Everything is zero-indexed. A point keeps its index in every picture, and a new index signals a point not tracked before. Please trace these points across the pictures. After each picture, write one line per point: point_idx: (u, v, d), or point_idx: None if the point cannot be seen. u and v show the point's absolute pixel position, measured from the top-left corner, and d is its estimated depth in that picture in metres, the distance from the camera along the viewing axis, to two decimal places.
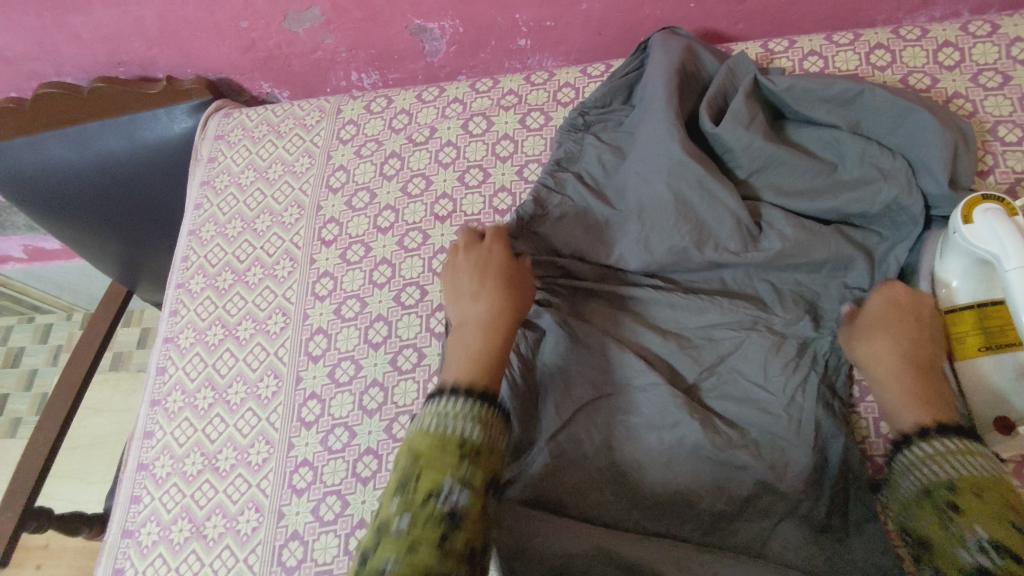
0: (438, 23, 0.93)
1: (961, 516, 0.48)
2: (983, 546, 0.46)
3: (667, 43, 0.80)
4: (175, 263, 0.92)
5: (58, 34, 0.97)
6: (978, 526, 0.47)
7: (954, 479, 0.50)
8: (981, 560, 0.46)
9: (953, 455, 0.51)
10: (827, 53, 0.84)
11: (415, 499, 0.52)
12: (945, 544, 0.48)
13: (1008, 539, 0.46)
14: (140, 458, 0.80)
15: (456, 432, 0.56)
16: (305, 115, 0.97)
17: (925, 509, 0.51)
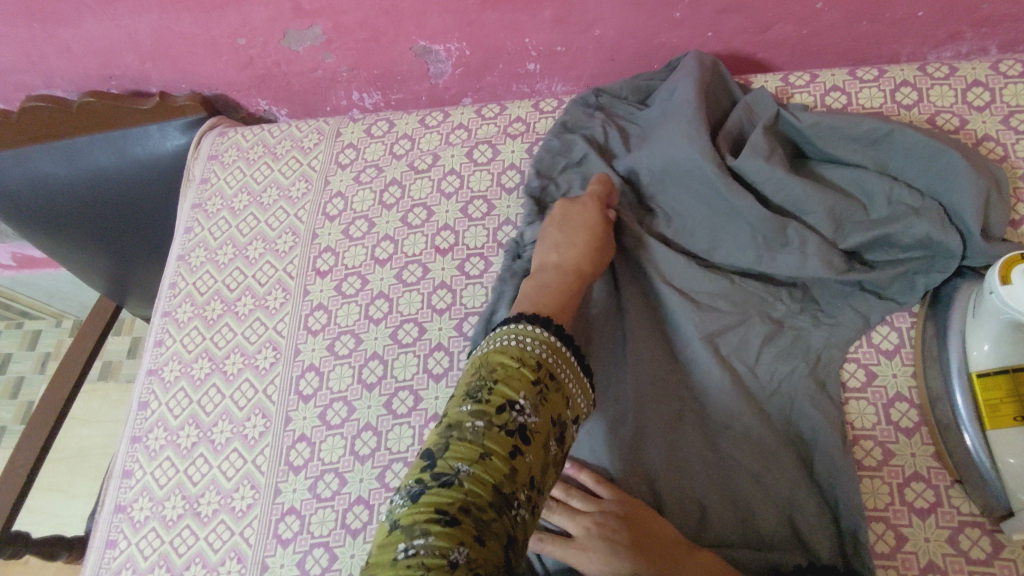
0: (444, 45, 0.89)
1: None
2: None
3: (699, 56, 0.78)
4: (163, 289, 0.88)
5: (46, 45, 0.93)
6: None
7: None
8: None
9: None
10: (850, 89, 0.80)
11: (490, 406, 0.47)
12: None
13: None
14: (118, 500, 0.76)
15: (529, 350, 0.52)
16: (303, 136, 0.93)
17: None
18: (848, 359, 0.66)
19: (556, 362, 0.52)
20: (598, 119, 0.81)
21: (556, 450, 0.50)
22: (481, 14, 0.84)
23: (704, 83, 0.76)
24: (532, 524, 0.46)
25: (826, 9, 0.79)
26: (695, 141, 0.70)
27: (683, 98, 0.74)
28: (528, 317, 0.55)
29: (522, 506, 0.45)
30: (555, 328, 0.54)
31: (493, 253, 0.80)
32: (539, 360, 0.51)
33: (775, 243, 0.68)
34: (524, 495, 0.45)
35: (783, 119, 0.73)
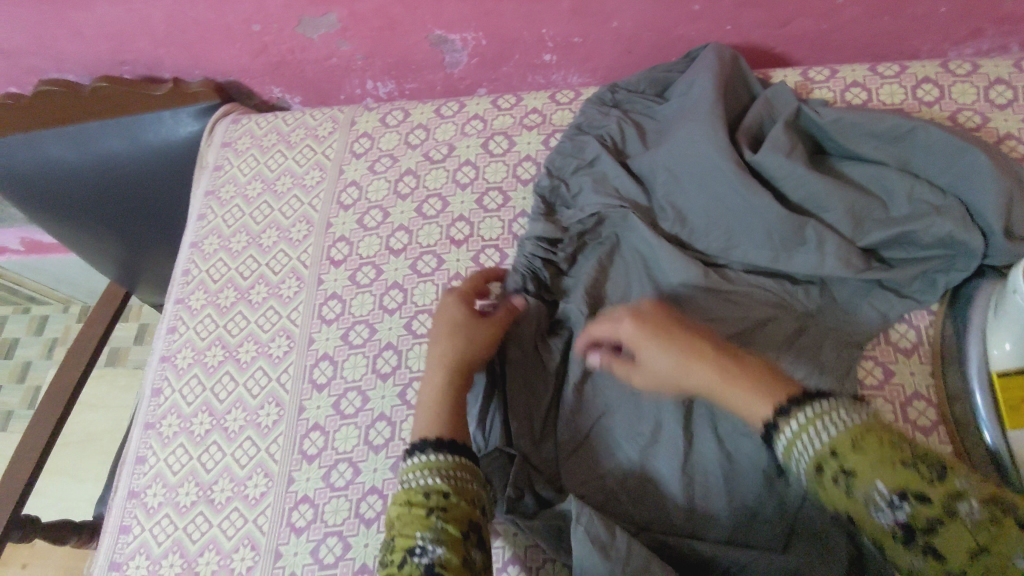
0: (461, 35, 0.89)
1: (858, 480, 0.46)
2: (892, 501, 0.45)
3: (720, 49, 0.77)
4: (175, 276, 0.88)
5: (59, 29, 0.93)
6: (877, 483, 0.45)
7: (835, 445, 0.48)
8: (897, 519, 0.44)
9: (829, 421, 0.49)
10: (870, 85, 0.80)
11: (393, 566, 0.51)
12: (862, 515, 0.46)
13: (904, 486, 0.44)
14: (131, 486, 0.76)
15: (421, 485, 0.55)
16: (317, 125, 0.92)
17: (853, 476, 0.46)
18: (866, 357, 0.66)
19: (451, 479, 0.55)
20: (613, 115, 0.81)
21: (482, 557, 0.52)
22: (499, 4, 0.84)
23: (724, 77, 0.76)
24: None
25: (847, 3, 0.79)
26: (715, 135, 0.70)
27: (702, 93, 0.74)
28: (426, 445, 0.59)
29: None
30: (447, 444, 0.58)
31: (508, 245, 0.79)
32: (430, 488, 0.55)
33: (792, 241, 0.67)
34: None
35: (805, 115, 0.73)
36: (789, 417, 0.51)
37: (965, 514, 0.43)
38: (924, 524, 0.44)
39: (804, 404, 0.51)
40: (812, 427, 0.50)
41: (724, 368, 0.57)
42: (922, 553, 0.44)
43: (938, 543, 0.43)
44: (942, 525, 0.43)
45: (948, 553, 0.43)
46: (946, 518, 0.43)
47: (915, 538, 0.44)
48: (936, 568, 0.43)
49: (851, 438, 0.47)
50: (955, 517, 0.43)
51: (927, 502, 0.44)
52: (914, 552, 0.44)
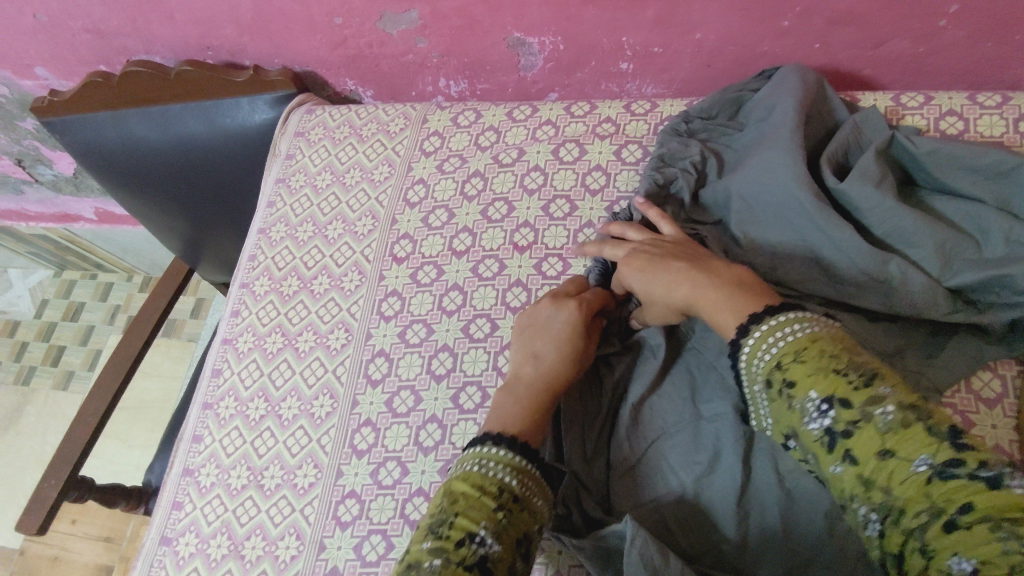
0: (539, 38, 0.87)
1: (796, 389, 0.48)
2: (820, 409, 0.47)
3: (803, 71, 0.74)
4: (242, 260, 0.90)
5: (151, 12, 0.96)
6: (812, 391, 0.47)
7: (780, 357, 0.50)
8: (824, 422, 0.46)
9: (792, 328, 0.50)
10: (968, 114, 0.75)
11: (448, 542, 0.49)
12: (798, 421, 0.48)
13: (834, 389, 0.46)
14: (186, 463, 0.78)
15: (493, 477, 0.54)
16: (389, 120, 0.93)
17: (801, 385, 0.48)
18: (943, 404, 0.63)
19: (524, 484, 0.54)
20: (695, 147, 0.78)
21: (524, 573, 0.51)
22: (581, 9, 0.82)
23: (807, 102, 0.72)
24: None
25: (949, 26, 0.75)
26: (796, 161, 0.68)
27: (782, 120, 0.71)
28: (497, 436, 0.58)
29: None
30: (529, 449, 0.57)
31: (573, 255, 0.78)
32: (504, 486, 0.54)
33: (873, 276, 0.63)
34: None
35: (897, 142, 0.69)
36: (748, 332, 0.52)
37: (878, 418, 0.44)
38: (843, 428, 0.45)
39: (765, 316, 0.52)
40: (766, 339, 0.51)
41: (699, 287, 0.58)
42: (844, 458, 0.45)
43: (854, 448, 0.45)
44: (858, 429, 0.45)
45: (863, 458, 0.44)
46: (861, 423, 0.45)
47: (838, 444, 0.46)
48: (854, 472, 0.45)
49: (795, 350, 0.49)
50: (871, 419, 0.44)
51: (849, 407, 0.45)
52: (837, 458, 0.46)
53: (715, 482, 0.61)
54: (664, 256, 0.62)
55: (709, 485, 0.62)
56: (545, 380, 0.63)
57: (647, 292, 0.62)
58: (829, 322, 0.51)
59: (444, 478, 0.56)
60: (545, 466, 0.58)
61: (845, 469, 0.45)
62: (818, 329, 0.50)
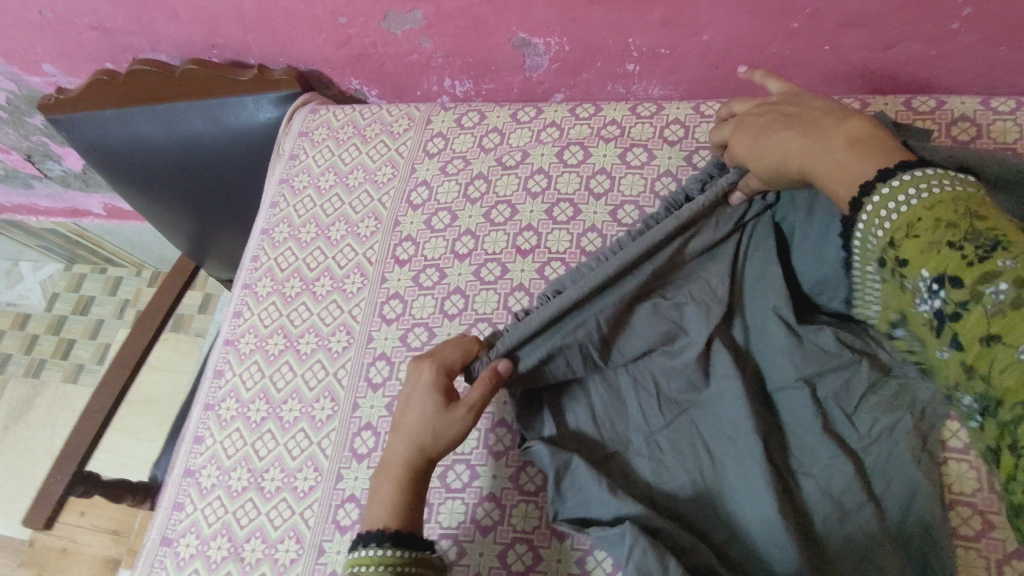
0: (545, 39, 0.87)
1: (909, 269, 0.46)
2: (931, 289, 0.44)
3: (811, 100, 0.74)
4: (245, 260, 0.90)
5: (157, 11, 0.96)
6: (922, 270, 0.45)
7: (891, 232, 0.47)
8: (934, 302, 0.45)
9: (909, 192, 0.46)
10: (981, 120, 0.74)
11: None
12: (911, 299, 0.47)
13: (943, 269, 0.43)
14: (187, 464, 0.78)
15: None
16: (393, 121, 0.92)
17: (911, 262, 0.46)
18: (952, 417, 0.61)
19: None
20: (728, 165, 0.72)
21: None
22: (587, 10, 0.81)
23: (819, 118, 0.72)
24: None
25: (962, 30, 0.73)
26: None
27: None
28: (366, 539, 0.56)
29: None
30: (402, 539, 0.55)
31: (575, 259, 0.77)
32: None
33: None
34: None
35: (911, 151, 0.68)
36: (858, 207, 0.50)
37: (988, 299, 0.41)
38: (952, 311, 0.43)
39: (880, 182, 0.48)
40: (880, 209, 0.48)
41: (813, 148, 0.54)
42: (951, 343, 0.44)
43: (960, 333, 0.43)
44: (965, 312, 0.42)
45: (968, 343, 0.43)
46: (970, 306, 0.42)
47: (947, 326, 0.44)
48: (958, 358, 0.44)
49: (906, 225, 0.46)
50: (979, 302, 0.41)
51: (958, 287, 0.43)
52: (944, 342, 0.45)
53: (720, 484, 0.61)
54: (774, 124, 0.59)
55: (713, 488, 0.62)
56: (405, 458, 0.59)
57: (759, 165, 0.60)
58: (970, 186, 0.46)
59: None
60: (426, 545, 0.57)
61: (950, 352, 0.44)
62: (944, 192, 0.45)
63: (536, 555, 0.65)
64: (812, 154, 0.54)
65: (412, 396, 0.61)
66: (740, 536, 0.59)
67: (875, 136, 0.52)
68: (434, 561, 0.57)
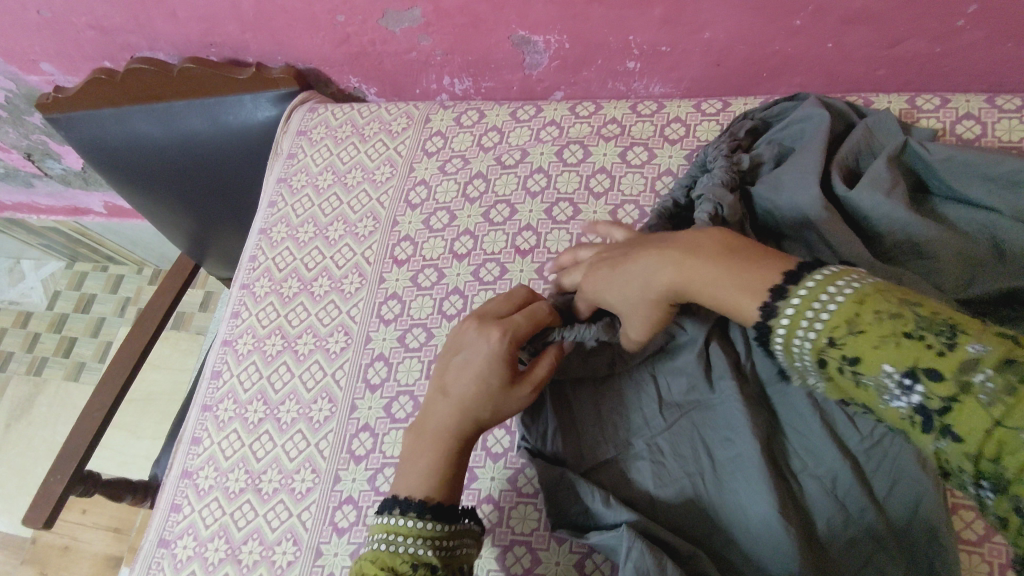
0: (544, 36, 0.86)
1: (863, 365, 0.41)
2: (902, 385, 0.39)
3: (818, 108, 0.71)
4: (243, 260, 0.90)
5: (154, 9, 0.95)
6: (881, 364, 0.40)
7: (829, 331, 0.43)
8: (910, 398, 0.39)
9: (834, 283, 0.44)
10: (986, 118, 0.73)
11: None
12: (875, 399, 0.41)
13: (911, 358, 0.39)
14: (185, 465, 0.78)
15: (406, 553, 0.53)
16: (392, 120, 0.92)
17: (865, 359, 0.41)
18: None
19: (441, 553, 0.54)
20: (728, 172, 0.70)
21: None
22: (587, 8, 0.80)
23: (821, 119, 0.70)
24: None
25: (968, 27, 0.72)
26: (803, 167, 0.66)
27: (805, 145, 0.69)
28: (403, 504, 0.56)
29: None
30: (443, 513, 0.55)
31: None
32: (417, 561, 0.53)
33: None
34: None
35: (911, 149, 0.67)
36: (778, 312, 0.46)
37: (976, 387, 0.36)
38: (939, 405, 0.38)
39: (791, 287, 0.46)
40: (803, 318, 0.44)
41: (683, 264, 0.52)
42: (945, 435, 0.38)
43: (954, 425, 0.37)
44: (956, 403, 0.37)
45: (968, 435, 0.37)
46: (959, 398, 0.37)
47: (933, 421, 0.38)
48: (960, 451, 0.37)
49: (845, 321, 0.42)
50: (967, 390, 0.37)
51: (937, 379, 0.38)
52: (936, 436, 0.38)
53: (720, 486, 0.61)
54: (629, 253, 0.58)
55: (714, 491, 0.61)
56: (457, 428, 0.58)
57: (628, 294, 0.57)
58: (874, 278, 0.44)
59: (356, 561, 0.55)
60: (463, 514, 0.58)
61: (952, 446, 0.38)
62: (867, 287, 0.43)
63: (534, 558, 0.64)
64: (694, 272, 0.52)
65: (465, 363, 0.59)
66: (738, 540, 0.58)
67: (738, 244, 0.52)
68: (471, 530, 0.57)
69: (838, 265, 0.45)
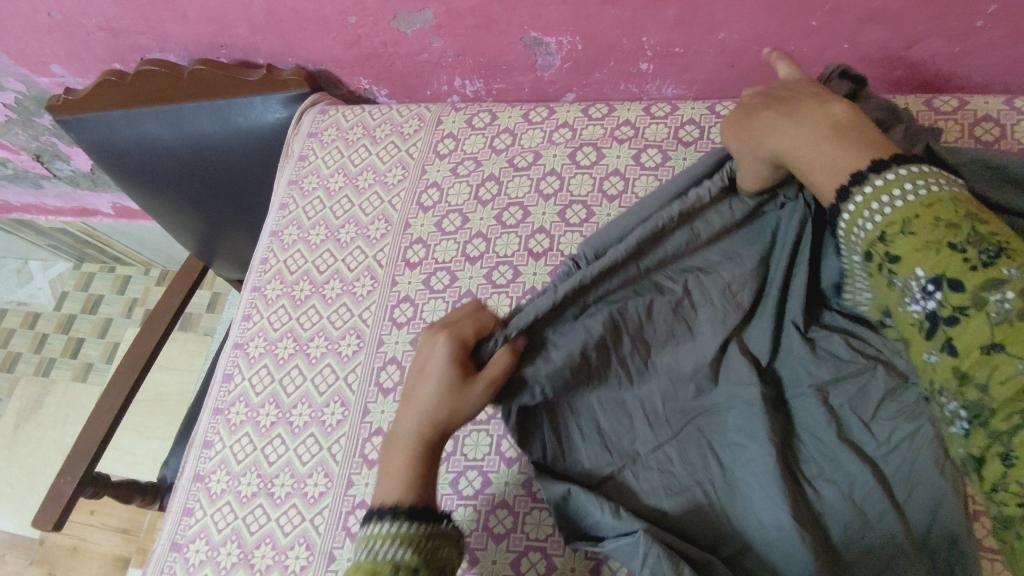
0: (556, 38, 0.85)
1: (900, 266, 0.47)
2: (925, 289, 0.46)
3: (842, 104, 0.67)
4: (254, 263, 0.89)
5: (165, 11, 0.95)
6: (916, 267, 0.46)
7: (883, 228, 0.48)
8: (925, 305, 0.46)
9: (917, 180, 0.48)
10: (1006, 120, 0.72)
11: None
12: (897, 295, 0.48)
13: (941, 267, 0.45)
14: (197, 469, 0.77)
15: (387, 559, 0.51)
16: (403, 122, 0.91)
17: (903, 260, 0.47)
18: None
19: (421, 554, 0.52)
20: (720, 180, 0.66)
21: None
22: (600, 9, 0.80)
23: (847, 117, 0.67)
24: None
25: (986, 27, 0.71)
26: None
27: None
28: (380, 512, 0.54)
29: None
30: (420, 513, 0.54)
31: None
32: (400, 564, 0.51)
33: None
34: None
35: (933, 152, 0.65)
36: (850, 196, 0.50)
37: (992, 307, 0.43)
38: (948, 314, 0.45)
39: (873, 174, 0.49)
40: (874, 203, 0.49)
41: (795, 138, 0.55)
42: (942, 348, 0.45)
43: (956, 338, 0.44)
44: (965, 318, 0.44)
45: (964, 350, 0.44)
46: (970, 312, 0.44)
47: (939, 330, 0.45)
48: (950, 364, 0.45)
49: (903, 220, 0.47)
50: (982, 309, 0.43)
51: (958, 290, 0.44)
52: (934, 345, 0.46)
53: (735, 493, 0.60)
54: (759, 109, 0.59)
55: (724, 495, 0.61)
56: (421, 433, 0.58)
57: (748, 151, 0.60)
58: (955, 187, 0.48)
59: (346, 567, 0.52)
60: (444, 516, 0.55)
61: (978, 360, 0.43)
62: (939, 193, 0.47)
63: (549, 565, 0.64)
64: (808, 149, 0.54)
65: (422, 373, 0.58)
66: (753, 545, 0.58)
67: (862, 124, 0.53)
68: (455, 535, 0.55)
69: (923, 167, 0.49)
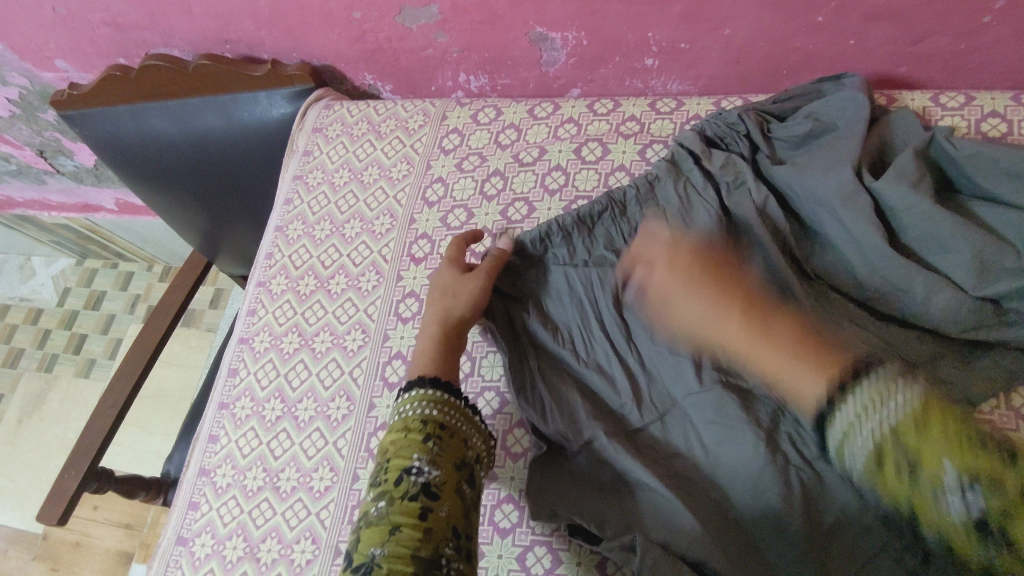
0: (562, 33, 0.85)
1: (924, 463, 0.47)
2: (965, 494, 0.46)
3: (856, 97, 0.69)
4: (259, 258, 0.90)
5: (170, 6, 0.95)
6: (945, 461, 0.46)
7: (881, 424, 0.50)
8: (967, 508, 0.46)
9: (887, 394, 0.51)
10: (1012, 116, 0.72)
11: (389, 483, 0.53)
12: (916, 496, 0.48)
13: (968, 463, 0.46)
14: (202, 463, 0.78)
15: (417, 416, 0.58)
16: (408, 117, 0.92)
17: (913, 433, 0.48)
18: (980, 420, 0.59)
19: (446, 414, 0.58)
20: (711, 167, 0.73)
21: (471, 493, 0.55)
22: (606, 4, 0.80)
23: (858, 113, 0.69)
24: (467, 568, 0.50)
25: (993, 23, 0.71)
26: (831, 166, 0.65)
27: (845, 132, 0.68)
28: (418, 383, 0.61)
29: (452, 556, 0.49)
30: (442, 384, 0.61)
31: None
32: (428, 419, 0.57)
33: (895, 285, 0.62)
34: (448, 548, 0.50)
35: (938, 144, 0.66)
36: (829, 415, 0.56)
37: (960, 512, 0.46)
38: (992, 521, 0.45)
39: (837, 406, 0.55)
40: (851, 419, 0.53)
41: None
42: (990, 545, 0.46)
43: (925, 466, 0.47)
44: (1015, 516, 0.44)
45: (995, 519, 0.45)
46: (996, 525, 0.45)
47: (982, 527, 0.45)
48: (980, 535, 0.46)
49: (884, 454, 0.50)
50: (993, 472, 0.45)
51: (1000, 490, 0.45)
52: (967, 531, 0.46)
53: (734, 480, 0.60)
54: None
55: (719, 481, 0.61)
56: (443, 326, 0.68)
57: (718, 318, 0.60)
58: (924, 386, 0.51)
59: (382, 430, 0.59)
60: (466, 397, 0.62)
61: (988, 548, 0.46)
62: (917, 395, 0.50)
63: (556, 559, 0.63)
64: None
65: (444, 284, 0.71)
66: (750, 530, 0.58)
67: None
68: (471, 415, 0.61)
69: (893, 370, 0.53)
